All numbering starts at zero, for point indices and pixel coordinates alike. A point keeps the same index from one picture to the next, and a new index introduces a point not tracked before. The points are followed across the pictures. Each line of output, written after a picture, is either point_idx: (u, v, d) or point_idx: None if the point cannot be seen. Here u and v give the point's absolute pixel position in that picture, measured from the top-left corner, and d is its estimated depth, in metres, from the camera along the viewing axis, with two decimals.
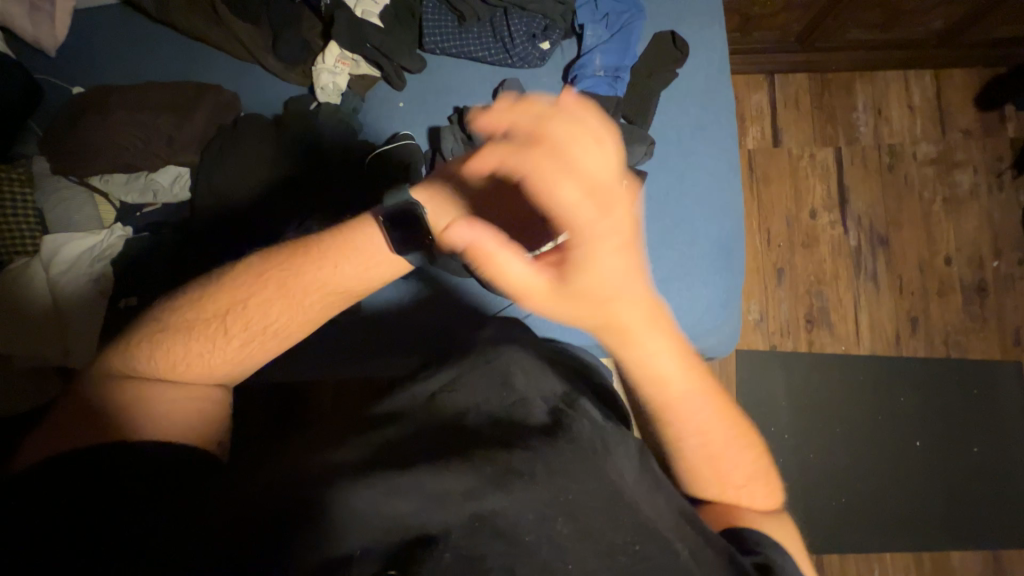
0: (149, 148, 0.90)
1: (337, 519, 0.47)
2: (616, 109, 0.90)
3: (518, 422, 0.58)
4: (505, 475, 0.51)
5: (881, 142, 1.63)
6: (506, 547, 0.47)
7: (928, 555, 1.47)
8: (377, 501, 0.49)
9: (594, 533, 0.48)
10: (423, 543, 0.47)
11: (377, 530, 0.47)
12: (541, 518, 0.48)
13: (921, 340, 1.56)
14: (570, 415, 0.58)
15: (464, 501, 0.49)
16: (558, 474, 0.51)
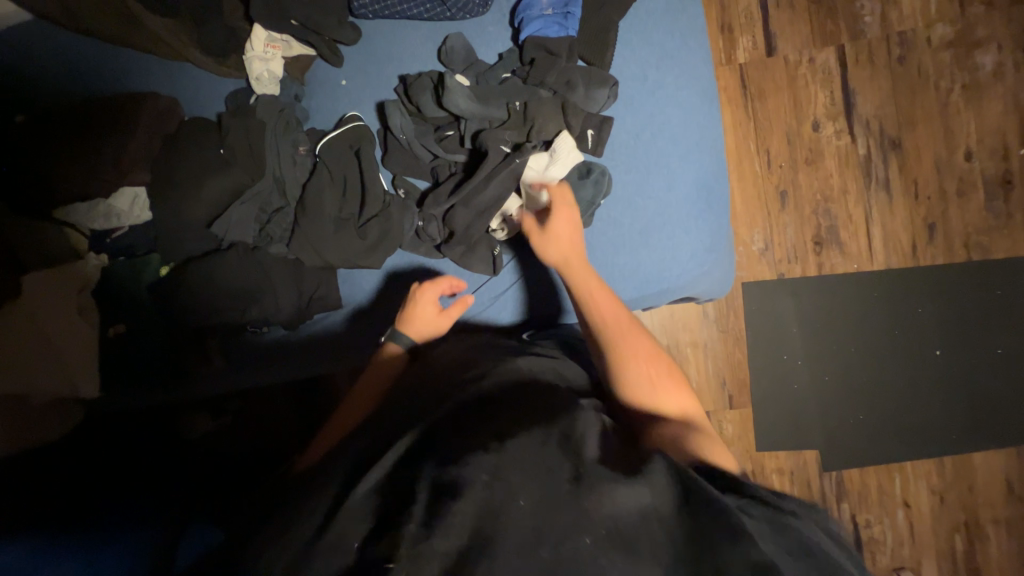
0: (96, 173, 0.86)
1: (319, 514, 0.50)
2: (571, 51, 0.81)
3: (493, 398, 0.59)
4: (464, 448, 0.51)
5: (889, 31, 1.46)
6: (465, 505, 0.46)
7: (951, 459, 1.47)
8: (357, 489, 0.51)
9: (544, 477, 0.49)
10: (388, 525, 0.47)
11: (351, 516, 0.48)
12: (496, 471, 0.48)
13: (940, 246, 1.47)
14: (540, 392, 0.61)
15: (427, 473, 0.49)
16: (518, 444, 0.51)
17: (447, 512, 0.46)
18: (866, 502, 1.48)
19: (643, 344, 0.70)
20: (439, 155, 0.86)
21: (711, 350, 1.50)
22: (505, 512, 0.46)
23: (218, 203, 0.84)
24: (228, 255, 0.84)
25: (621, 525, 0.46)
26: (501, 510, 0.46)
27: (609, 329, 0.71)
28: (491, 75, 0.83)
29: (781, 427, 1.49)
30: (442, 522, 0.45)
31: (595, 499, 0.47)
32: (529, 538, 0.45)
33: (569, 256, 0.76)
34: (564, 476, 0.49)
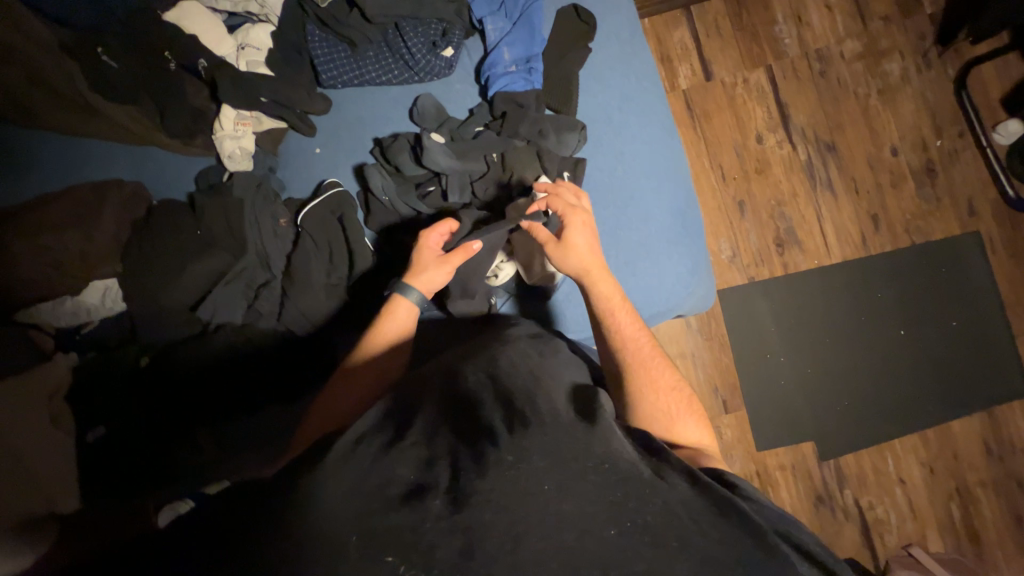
0: (63, 270, 0.82)
1: (337, 509, 0.48)
2: (538, 102, 0.86)
3: (502, 390, 0.66)
4: (486, 440, 0.57)
5: (807, 49, 1.62)
6: (494, 484, 0.52)
7: (932, 430, 1.56)
8: (380, 474, 0.53)
9: (570, 463, 0.55)
10: (413, 506, 0.50)
11: (375, 504, 0.50)
12: (522, 458, 0.55)
13: (885, 234, 1.60)
14: (548, 383, 0.68)
15: (452, 465, 0.55)
16: (547, 450, 0.56)
17: (472, 497, 0.51)
18: (865, 485, 1.54)
19: (660, 354, 0.74)
20: (422, 211, 0.87)
21: (699, 357, 1.55)
22: (534, 495, 0.52)
23: (201, 285, 0.83)
24: (215, 338, 0.81)
25: (651, 522, 0.52)
26: (528, 492, 0.52)
27: (626, 346, 0.74)
28: (465, 131, 0.87)
29: (775, 423, 1.53)
30: (468, 504, 0.51)
31: (623, 491, 0.53)
32: (557, 524, 0.50)
33: (590, 266, 0.75)
34: (596, 477, 0.54)
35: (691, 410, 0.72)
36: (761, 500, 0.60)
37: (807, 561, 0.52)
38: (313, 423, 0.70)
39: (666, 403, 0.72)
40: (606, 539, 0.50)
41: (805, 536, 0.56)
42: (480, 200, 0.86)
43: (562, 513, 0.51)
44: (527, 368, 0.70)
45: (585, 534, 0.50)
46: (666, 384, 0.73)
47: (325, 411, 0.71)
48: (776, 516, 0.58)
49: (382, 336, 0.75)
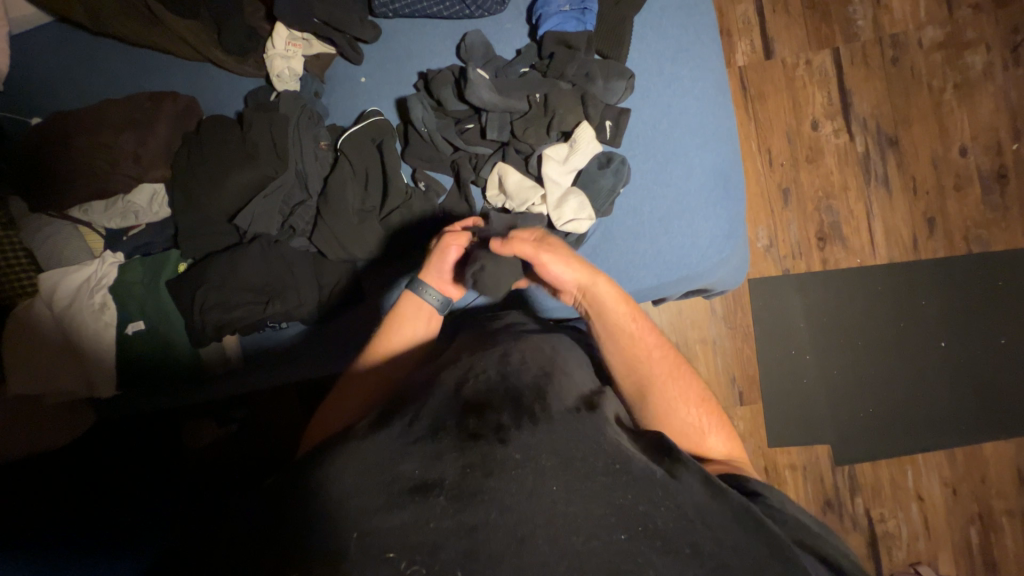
0: (117, 170, 0.86)
1: (342, 507, 0.48)
2: (588, 45, 0.83)
3: (511, 387, 0.60)
4: (492, 439, 0.53)
5: (882, 34, 1.51)
6: (499, 484, 0.49)
7: (960, 449, 1.48)
8: (387, 470, 0.50)
9: (577, 462, 0.51)
10: (417, 502, 0.48)
11: (381, 502, 0.48)
12: (528, 456, 0.51)
13: (940, 239, 1.51)
14: (562, 380, 0.64)
15: (457, 455, 0.52)
16: (556, 455, 0.52)
17: (480, 495, 0.48)
18: (879, 496, 1.48)
19: (671, 365, 0.73)
20: (459, 147, 0.86)
21: (720, 345, 1.50)
22: (539, 498, 0.48)
23: (242, 197, 0.85)
24: (250, 248, 0.84)
25: (661, 528, 0.48)
26: (535, 493, 0.48)
27: (646, 362, 0.72)
28: (511, 70, 0.85)
29: (791, 421, 1.49)
30: (473, 502, 0.48)
31: (630, 496, 0.50)
32: (566, 528, 0.47)
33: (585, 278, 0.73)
34: (604, 478, 0.51)
35: (720, 421, 0.72)
36: (784, 508, 0.58)
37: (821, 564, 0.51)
38: (323, 423, 0.69)
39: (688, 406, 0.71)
40: (613, 543, 0.46)
41: (826, 544, 0.54)
42: (520, 141, 0.84)
43: (568, 519, 0.47)
44: (540, 363, 0.66)
45: (592, 539, 0.46)
46: (684, 402, 0.71)
47: (330, 408, 0.70)
48: (799, 524, 0.56)
49: (400, 331, 0.76)
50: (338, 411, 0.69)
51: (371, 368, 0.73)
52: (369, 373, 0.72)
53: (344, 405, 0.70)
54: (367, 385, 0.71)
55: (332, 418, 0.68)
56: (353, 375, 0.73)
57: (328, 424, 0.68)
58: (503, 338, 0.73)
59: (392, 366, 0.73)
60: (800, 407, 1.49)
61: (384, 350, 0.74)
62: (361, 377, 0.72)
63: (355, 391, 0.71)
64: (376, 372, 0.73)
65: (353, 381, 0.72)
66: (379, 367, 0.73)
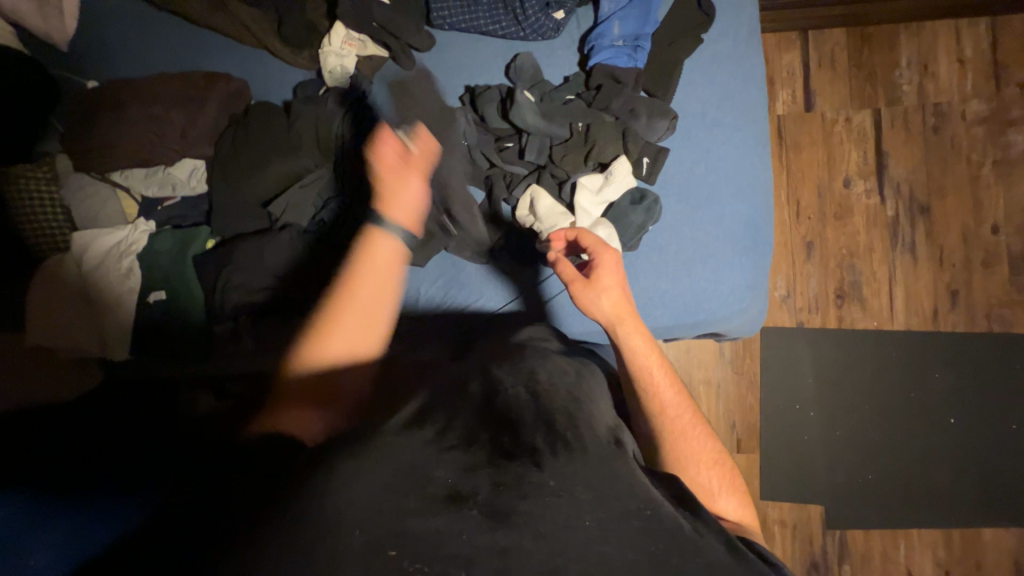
0: (164, 142, 0.90)
1: (371, 504, 0.48)
2: (635, 82, 0.85)
3: (542, 408, 0.62)
4: (528, 459, 0.55)
5: (926, 101, 1.51)
6: (533, 509, 0.50)
7: (957, 530, 1.44)
8: (417, 472, 0.51)
9: (613, 503, 0.52)
10: (451, 512, 0.49)
11: (413, 506, 0.49)
12: (564, 485, 0.53)
13: (961, 313, 1.48)
14: (589, 407, 0.66)
15: (490, 471, 0.53)
16: (593, 488, 0.53)
17: (509, 515, 0.49)
18: (868, 566, 1.45)
19: (691, 416, 0.73)
20: (495, 164, 0.88)
21: (724, 389, 1.48)
22: (573, 531, 0.49)
23: (279, 185, 0.87)
24: (279, 235, 0.86)
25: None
26: (569, 524, 0.49)
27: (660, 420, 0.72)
28: (556, 95, 0.87)
29: (786, 477, 1.46)
30: (507, 522, 0.49)
31: (665, 545, 0.50)
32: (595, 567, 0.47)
33: (622, 311, 0.73)
34: (638, 523, 0.51)
35: (735, 483, 0.71)
36: None
37: None
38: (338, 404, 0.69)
39: (698, 465, 0.71)
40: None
41: None
42: (556, 166, 0.85)
43: (601, 557, 0.47)
44: (567, 387, 0.68)
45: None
46: (701, 456, 0.71)
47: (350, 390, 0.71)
48: None
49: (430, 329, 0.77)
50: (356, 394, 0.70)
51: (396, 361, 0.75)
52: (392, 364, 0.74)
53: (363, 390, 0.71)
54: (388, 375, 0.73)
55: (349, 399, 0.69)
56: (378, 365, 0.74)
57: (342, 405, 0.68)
58: (527, 356, 0.72)
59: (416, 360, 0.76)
60: (799, 463, 1.46)
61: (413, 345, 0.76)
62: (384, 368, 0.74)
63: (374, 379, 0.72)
64: (404, 366, 0.75)
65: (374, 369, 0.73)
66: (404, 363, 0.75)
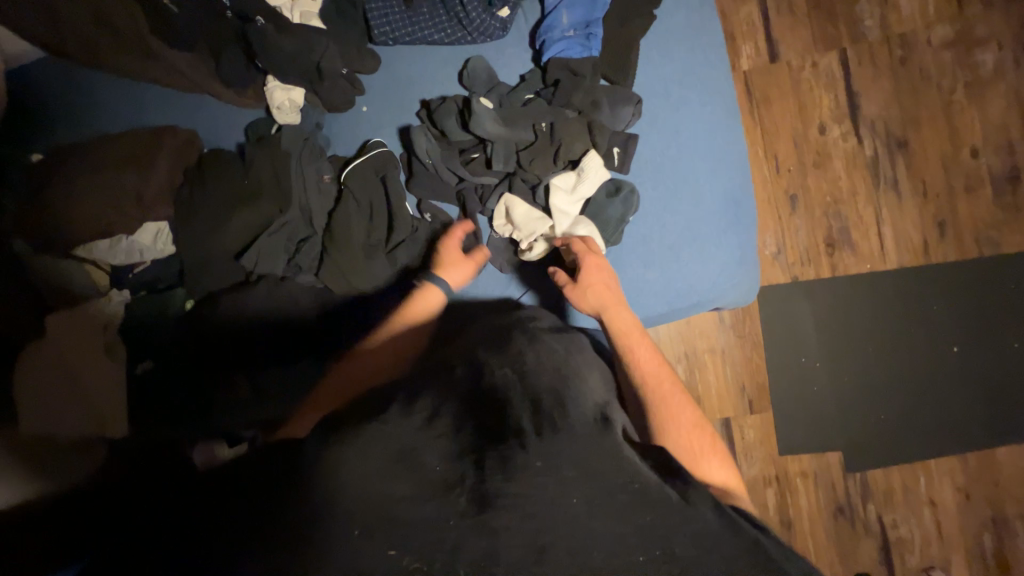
0: (120, 208, 0.86)
1: (363, 494, 0.53)
2: (594, 71, 0.82)
3: (529, 386, 0.64)
4: (514, 439, 0.57)
5: (890, 33, 1.48)
6: (519, 489, 0.53)
7: (973, 453, 1.47)
8: (406, 461, 0.56)
9: (601, 482, 0.55)
10: (441, 497, 0.53)
11: (404, 493, 0.53)
12: (550, 465, 0.55)
13: (951, 242, 1.48)
14: (573, 378, 0.67)
15: (478, 458, 0.56)
16: (579, 467, 0.56)
17: (495, 498, 0.52)
18: (891, 501, 1.47)
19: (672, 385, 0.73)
20: (464, 178, 0.85)
21: (729, 354, 1.49)
22: (559, 508, 0.52)
23: (247, 235, 0.84)
24: (257, 287, 0.84)
25: (680, 555, 0.50)
26: (554, 503, 0.53)
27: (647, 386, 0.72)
28: (515, 97, 0.84)
29: (802, 429, 1.48)
30: (493, 506, 0.52)
31: (651, 518, 0.52)
32: (584, 546, 0.50)
33: (604, 297, 0.75)
34: (626, 496, 0.54)
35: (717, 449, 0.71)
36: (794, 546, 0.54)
37: None
38: (331, 401, 0.70)
39: (682, 435, 0.69)
40: (632, 564, 0.49)
41: None
42: (527, 172, 0.83)
43: (587, 537, 0.51)
44: (554, 363, 0.69)
45: (612, 556, 0.50)
46: (685, 423, 0.71)
47: (341, 389, 0.72)
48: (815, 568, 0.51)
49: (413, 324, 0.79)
50: (348, 390, 0.71)
51: (383, 357, 0.75)
52: (380, 361, 0.75)
53: (356, 385, 0.72)
54: (377, 372, 0.74)
55: (341, 395, 0.71)
56: (366, 366, 0.74)
57: (335, 400, 0.70)
58: (508, 336, 0.73)
59: (401, 354, 0.77)
60: (812, 415, 1.48)
61: (398, 342, 0.78)
62: (372, 367, 0.75)
63: (363, 375, 0.74)
64: (389, 361, 0.76)
65: (361, 367, 0.75)
66: (391, 359, 0.76)
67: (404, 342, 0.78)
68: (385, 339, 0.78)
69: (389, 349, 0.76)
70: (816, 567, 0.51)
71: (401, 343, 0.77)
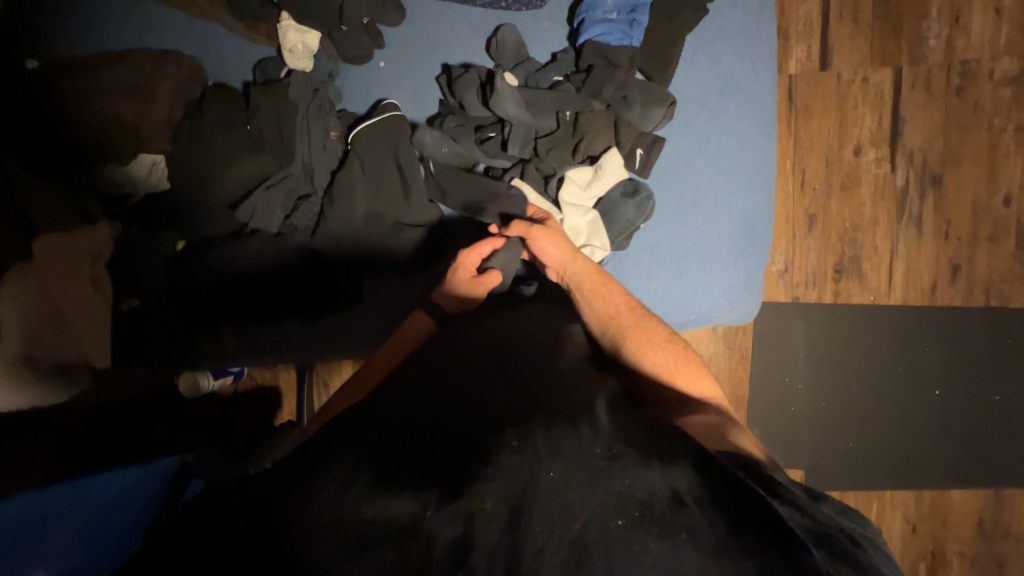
0: (113, 135, 0.82)
1: (342, 489, 0.52)
2: (631, 63, 0.76)
3: (512, 381, 0.64)
4: (492, 434, 0.57)
5: (953, 58, 1.39)
6: (496, 476, 0.53)
7: (929, 492, 1.52)
8: (384, 455, 0.56)
9: (572, 453, 0.54)
10: (414, 488, 0.52)
11: (376, 480, 0.53)
12: (524, 444, 0.55)
13: (960, 288, 1.46)
14: (560, 373, 0.66)
15: (454, 448, 0.56)
16: (552, 443, 0.55)
17: (472, 487, 0.52)
18: None
19: (657, 336, 0.74)
20: (477, 157, 0.81)
21: (715, 364, 1.48)
22: (537, 484, 0.52)
23: (244, 185, 0.81)
24: (251, 240, 0.82)
25: (659, 514, 0.50)
26: (530, 483, 0.52)
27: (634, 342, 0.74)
28: (543, 77, 0.79)
29: (771, 446, 1.51)
30: (467, 492, 0.51)
31: (628, 483, 0.52)
32: (563, 515, 0.50)
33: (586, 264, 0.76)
34: (600, 464, 0.53)
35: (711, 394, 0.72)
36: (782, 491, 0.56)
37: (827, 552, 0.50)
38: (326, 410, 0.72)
39: (665, 372, 0.73)
40: (610, 529, 0.49)
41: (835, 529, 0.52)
42: (542, 161, 0.79)
43: (563, 503, 0.50)
44: (542, 356, 0.69)
45: (590, 524, 0.49)
46: (671, 376, 0.73)
47: (336, 400, 0.74)
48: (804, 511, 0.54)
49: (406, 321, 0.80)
50: (342, 396, 0.73)
51: (375, 361, 0.76)
52: (371, 365, 0.76)
53: (348, 389, 0.74)
54: (370, 372, 0.75)
55: (333, 404, 0.73)
56: (358, 369, 0.77)
57: (330, 405, 0.72)
58: (500, 333, 0.73)
59: (393, 347, 0.77)
60: (783, 434, 1.50)
61: (390, 339, 0.79)
62: (363, 369, 0.76)
63: (356, 373, 0.76)
64: (384, 357, 0.76)
65: (354, 377, 0.76)
66: (382, 354, 0.76)
67: (395, 338, 0.78)
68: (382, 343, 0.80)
69: (382, 350, 0.77)
70: (796, 513, 0.54)
71: (393, 341, 0.78)
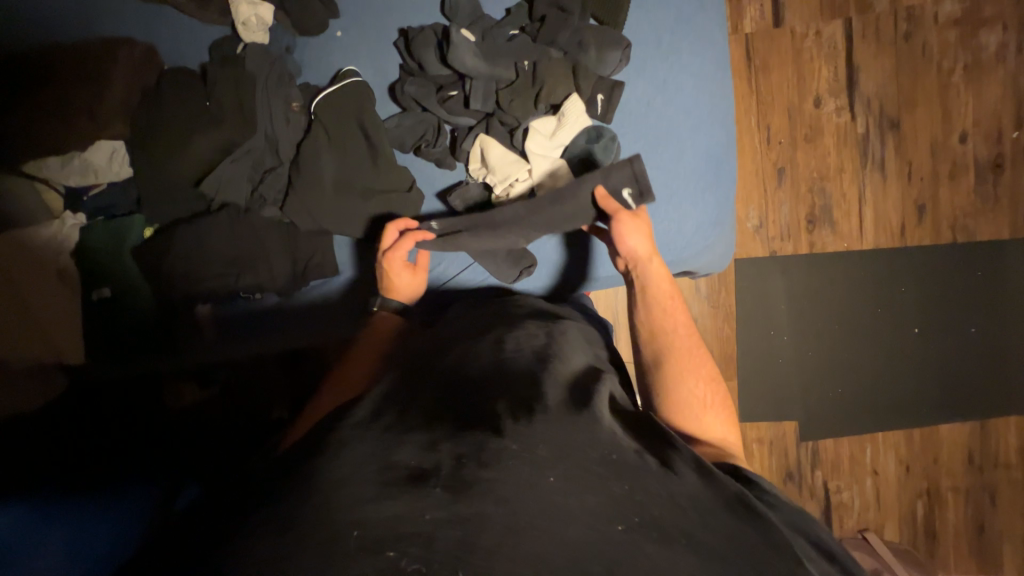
0: (71, 126, 0.81)
1: (340, 493, 0.48)
2: (583, 10, 0.78)
3: (508, 374, 0.64)
4: (489, 429, 0.55)
5: (898, 5, 1.44)
6: (497, 475, 0.50)
7: (919, 431, 1.55)
8: (381, 457, 0.52)
9: (569, 453, 0.53)
10: (415, 489, 0.49)
11: (375, 489, 0.48)
12: (525, 446, 0.53)
13: (927, 227, 1.51)
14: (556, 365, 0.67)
15: (452, 444, 0.54)
16: (557, 443, 0.54)
17: (476, 486, 0.49)
18: (838, 470, 1.56)
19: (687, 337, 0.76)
20: (440, 116, 0.82)
21: (701, 324, 1.51)
22: (534, 489, 0.50)
23: (208, 161, 0.80)
24: (218, 217, 0.81)
25: (655, 516, 0.51)
26: (530, 488, 0.50)
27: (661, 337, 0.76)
28: (499, 31, 0.79)
29: (763, 400, 1.53)
30: (468, 494, 0.49)
31: (627, 486, 0.52)
32: (558, 518, 0.49)
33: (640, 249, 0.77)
34: (600, 470, 0.53)
35: (723, 403, 0.73)
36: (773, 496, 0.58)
37: (814, 551, 0.52)
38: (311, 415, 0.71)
39: (694, 380, 0.73)
40: (610, 535, 0.48)
41: (820, 531, 0.55)
42: (505, 113, 0.80)
43: (559, 512, 0.49)
44: (533, 348, 0.70)
45: (587, 533, 0.48)
46: (690, 375, 0.73)
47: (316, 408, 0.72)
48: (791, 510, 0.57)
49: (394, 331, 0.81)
50: (330, 402, 0.72)
51: (361, 368, 0.76)
52: (358, 371, 0.76)
53: (335, 396, 0.72)
54: (357, 377, 0.74)
55: (319, 408, 0.72)
56: (347, 376, 0.76)
57: (318, 411, 0.71)
58: (492, 332, 0.74)
59: (383, 353, 0.77)
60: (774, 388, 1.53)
61: (379, 347, 0.79)
62: (347, 377, 0.75)
63: (345, 382, 0.75)
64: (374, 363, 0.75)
65: (342, 388, 0.74)
66: (370, 363, 0.76)
67: (383, 348, 0.78)
68: (374, 348, 0.79)
69: (369, 356, 0.77)
70: (790, 515, 0.56)
71: (380, 349, 0.78)
